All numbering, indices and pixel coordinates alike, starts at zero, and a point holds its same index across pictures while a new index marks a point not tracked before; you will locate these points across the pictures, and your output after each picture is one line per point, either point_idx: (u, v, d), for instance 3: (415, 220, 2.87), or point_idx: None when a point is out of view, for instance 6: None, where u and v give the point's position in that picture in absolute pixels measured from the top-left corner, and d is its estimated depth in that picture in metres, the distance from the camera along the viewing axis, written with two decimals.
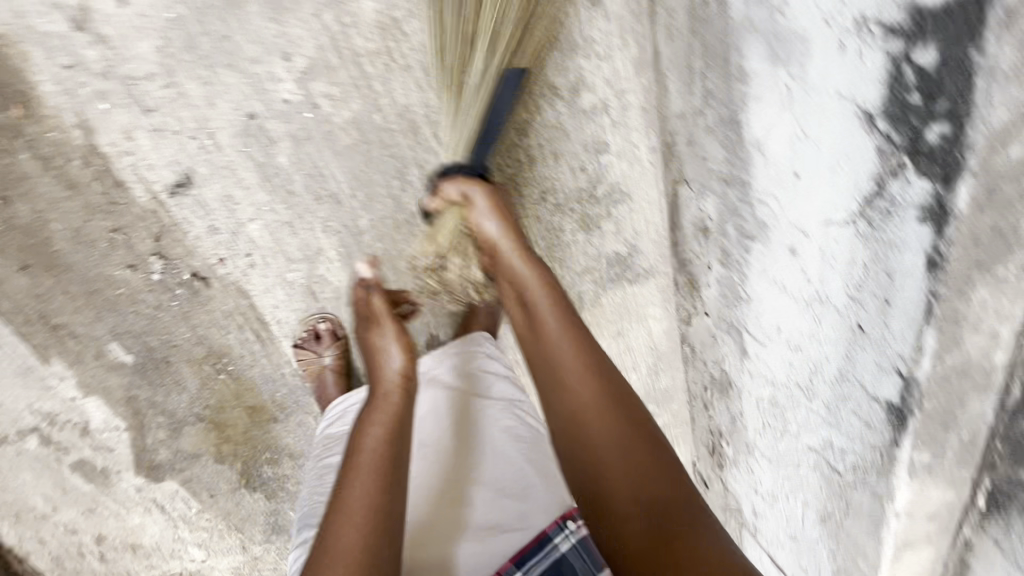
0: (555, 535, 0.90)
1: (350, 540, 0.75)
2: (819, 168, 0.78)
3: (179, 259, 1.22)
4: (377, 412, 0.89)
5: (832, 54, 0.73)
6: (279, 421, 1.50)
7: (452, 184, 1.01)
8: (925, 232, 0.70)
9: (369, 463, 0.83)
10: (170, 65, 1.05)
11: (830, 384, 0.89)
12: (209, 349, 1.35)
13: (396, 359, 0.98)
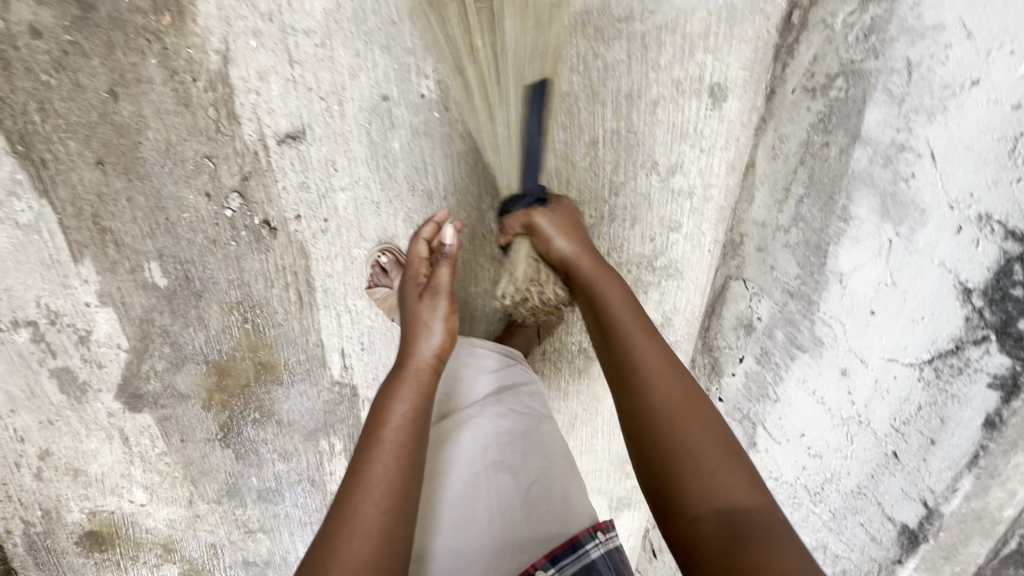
0: (587, 541, 0.87)
1: (362, 515, 0.74)
2: (899, 314, 0.90)
3: (256, 202, 1.22)
4: (403, 390, 0.85)
5: (946, 233, 0.82)
6: (282, 385, 1.47)
7: (514, 217, 1.06)
8: (991, 396, 0.82)
9: (390, 439, 0.80)
10: (331, 29, 1.08)
11: (845, 494, 1.07)
12: (246, 297, 1.33)
13: (436, 339, 0.90)
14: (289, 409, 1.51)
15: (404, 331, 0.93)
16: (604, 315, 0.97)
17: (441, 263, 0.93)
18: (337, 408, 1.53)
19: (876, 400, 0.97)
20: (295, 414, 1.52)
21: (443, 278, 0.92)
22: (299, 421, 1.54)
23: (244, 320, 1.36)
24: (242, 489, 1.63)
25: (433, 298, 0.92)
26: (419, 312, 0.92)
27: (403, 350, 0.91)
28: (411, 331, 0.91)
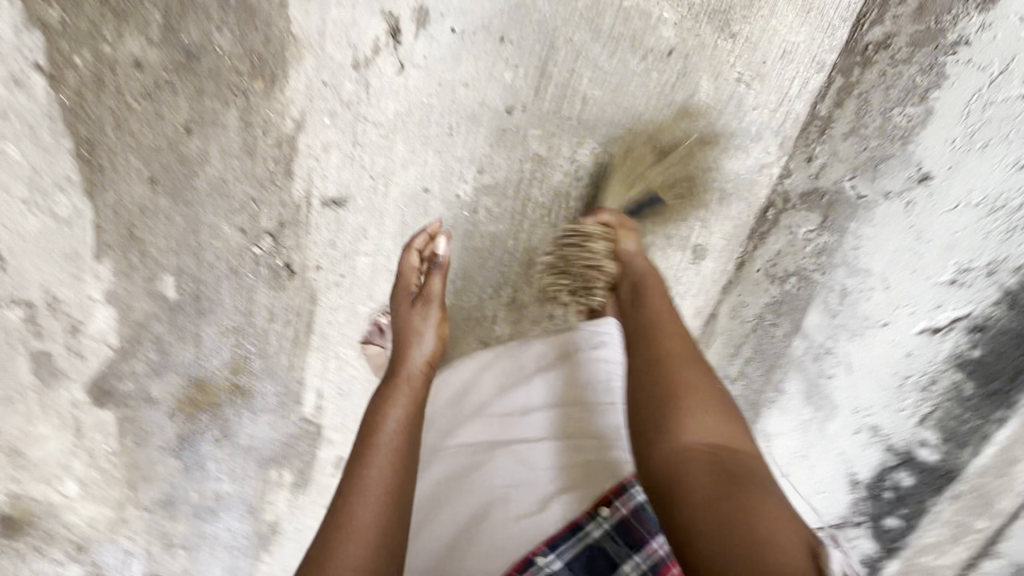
0: (629, 487, 0.89)
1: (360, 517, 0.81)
2: (871, 396, 1.38)
3: (285, 247, 1.34)
4: (393, 398, 0.99)
5: (913, 345, 1.30)
6: (252, 411, 1.53)
7: (420, 232, 1.19)
8: (902, 470, 1.45)
9: (387, 446, 0.91)
10: (397, 126, 1.25)
11: (857, 539, 1.60)
12: (246, 326, 1.41)
13: (427, 347, 1.10)
14: (249, 436, 1.56)
15: (397, 344, 1.11)
16: (649, 318, 1.01)
17: (434, 273, 1.16)
18: (296, 444, 1.60)
19: (848, 431, 1.44)
20: (255, 441, 1.58)
21: (436, 292, 1.15)
22: (257, 449, 1.59)
23: (236, 346, 1.44)
24: (176, 504, 1.63)
25: (425, 309, 1.13)
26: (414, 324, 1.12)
27: (395, 364, 1.07)
28: (405, 345, 1.10)
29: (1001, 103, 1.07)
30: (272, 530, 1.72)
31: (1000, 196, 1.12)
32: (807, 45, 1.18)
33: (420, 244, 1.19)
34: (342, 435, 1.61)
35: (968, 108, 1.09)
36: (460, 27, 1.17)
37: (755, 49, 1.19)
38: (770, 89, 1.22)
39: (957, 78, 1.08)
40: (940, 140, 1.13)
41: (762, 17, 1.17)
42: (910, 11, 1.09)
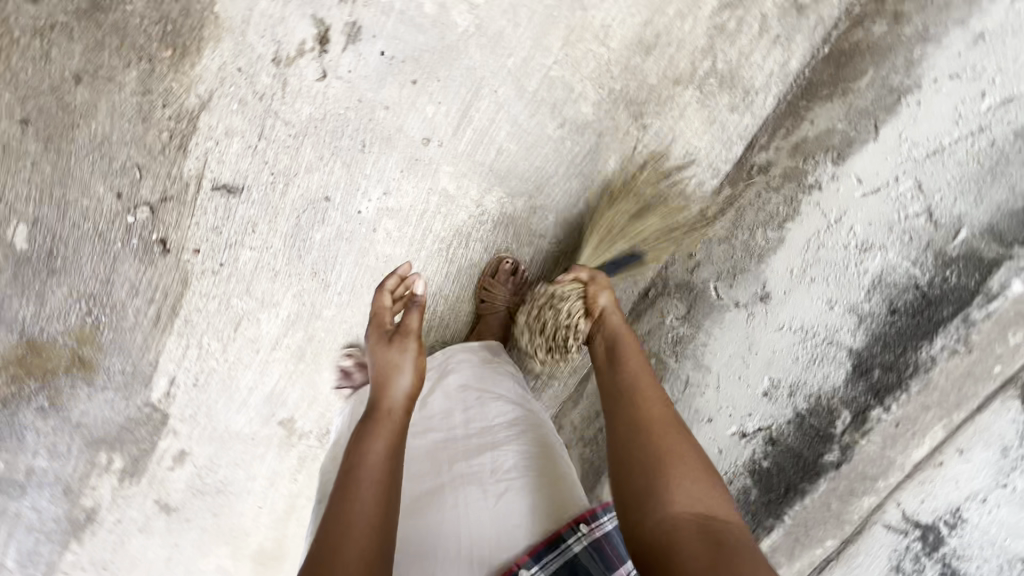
0: (567, 536, 0.95)
1: (346, 554, 0.82)
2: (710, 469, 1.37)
3: (163, 224, 1.27)
4: (378, 427, 0.99)
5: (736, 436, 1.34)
6: (89, 384, 1.41)
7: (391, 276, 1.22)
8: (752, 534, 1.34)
9: (361, 478, 0.91)
10: (308, 130, 1.23)
11: None
12: (100, 296, 1.32)
13: (406, 380, 1.08)
14: (83, 410, 1.44)
15: (376, 376, 1.10)
16: (622, 359, 1.09)
17: (411, 309, 1.16)
18: (136, 430, 1.49)
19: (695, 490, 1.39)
20: (89, 416, 1.45)
21: (412, 325, 1.14)
22: (88, 426, 1.46)
23: (85, 316, 1.34)
24: None
25: (403, 342, 1.12)
26: (391, 358, 1.10)
27: (376, 397, 1.06)
28: (383, 380, 1.08)
29: (832, 247, 1.22)
30: (86, 519, 1.58)
31: (820, 334, 1.24)
32: (701, 155, 1.33)
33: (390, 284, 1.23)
34: (188, 429, 1.52)
35: (807, 247, 1.24)
36: (391, 52, 1.19)
37: (656, 145, 1.33)
38: (668, 184, 1.36)
39: (807, 217, 1.24)
40: (784, 271, 1.26)
41: (668, 120, 1.31)
42: (789, 148, 1.27)
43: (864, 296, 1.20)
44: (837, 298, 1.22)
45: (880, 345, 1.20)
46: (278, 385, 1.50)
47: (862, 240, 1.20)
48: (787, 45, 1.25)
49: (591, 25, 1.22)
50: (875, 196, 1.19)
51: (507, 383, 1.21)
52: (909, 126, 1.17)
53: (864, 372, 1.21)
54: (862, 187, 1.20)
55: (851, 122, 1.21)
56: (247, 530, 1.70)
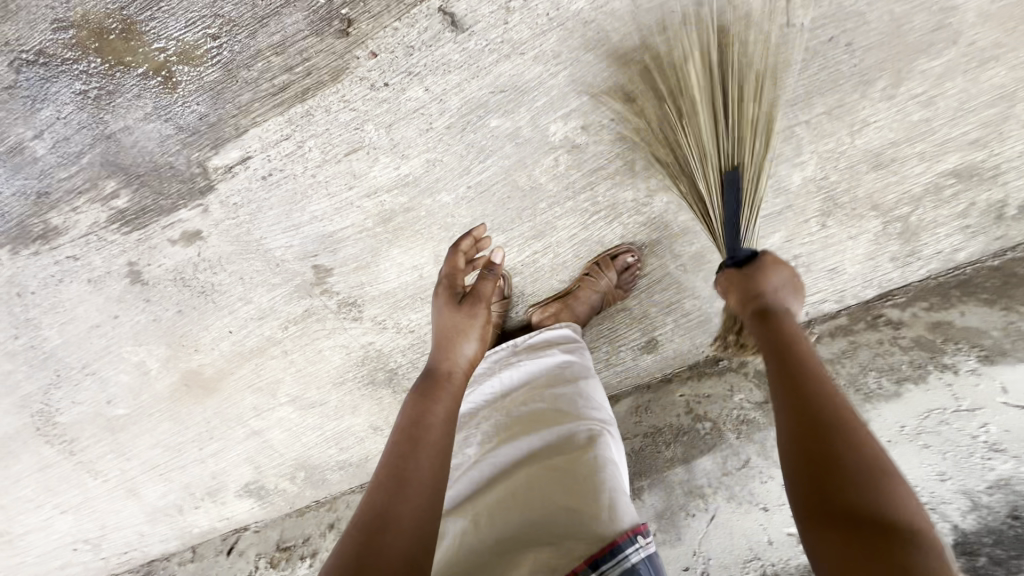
0: (627, 547, 0.85)
1: (401, 505, 0.85)
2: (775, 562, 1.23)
3: (362, 4, 1.10)
4: (441, 391, 1.02)
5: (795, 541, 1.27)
6: (155, 106, 1.18)
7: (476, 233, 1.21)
8: None
9: (418, 427, 0.94)
10: (565, 22, 1.11)
11: None
12: (241, 28, 1.11)
13: (473, 347, 1.09)
14: (125, 124, 1.20)
15: (438, 338, 1.11)
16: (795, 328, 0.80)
17: (487, 278, 1.15)
18: (166, 182, 1.26)
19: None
20: (127, 135, 1.21)
21: (485, 290, 1.13)
22: (119, 144, 1.22)
23: (207, 36, 1.12)
24: None
25: (472, 308, 1.11)
26: (459, 323, 1.10)
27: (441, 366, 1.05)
28: (449, 339, 1.08)
29: (956, 429, 1.19)
30: (39, 234, 1.32)
31: (921, 496, 1.19)
32: (844, 276, 1.37)
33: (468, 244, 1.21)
34: (220, 216, 1.31)
35: (926, 414, 1.21)
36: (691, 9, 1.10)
37: (819, 247, 1.35)
38: (803, 282, 1.38)
39: (934, 389, 1.22)
40: (892, 423, 1.24)
41: (845, 232, 1.33)
42: (928, 320, 1.30)
43: (984, 488, 1.14)
44: (951, 476, 1.17)
45: (992, 537, 1.13)
46: (342, 232, 1.34)
47: (994, 441, 1.15)
48: (971, 235, 1.31)
49: (857, 112, 1.20)
50: (1019, 411, 1.14)
51: (587, 383, 1.16)
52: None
53: (967, 553, 1.14)
54: (1005, 396, 1.16)
55: (1010, 334, 1.20)
56: (197, 346, 1.49)
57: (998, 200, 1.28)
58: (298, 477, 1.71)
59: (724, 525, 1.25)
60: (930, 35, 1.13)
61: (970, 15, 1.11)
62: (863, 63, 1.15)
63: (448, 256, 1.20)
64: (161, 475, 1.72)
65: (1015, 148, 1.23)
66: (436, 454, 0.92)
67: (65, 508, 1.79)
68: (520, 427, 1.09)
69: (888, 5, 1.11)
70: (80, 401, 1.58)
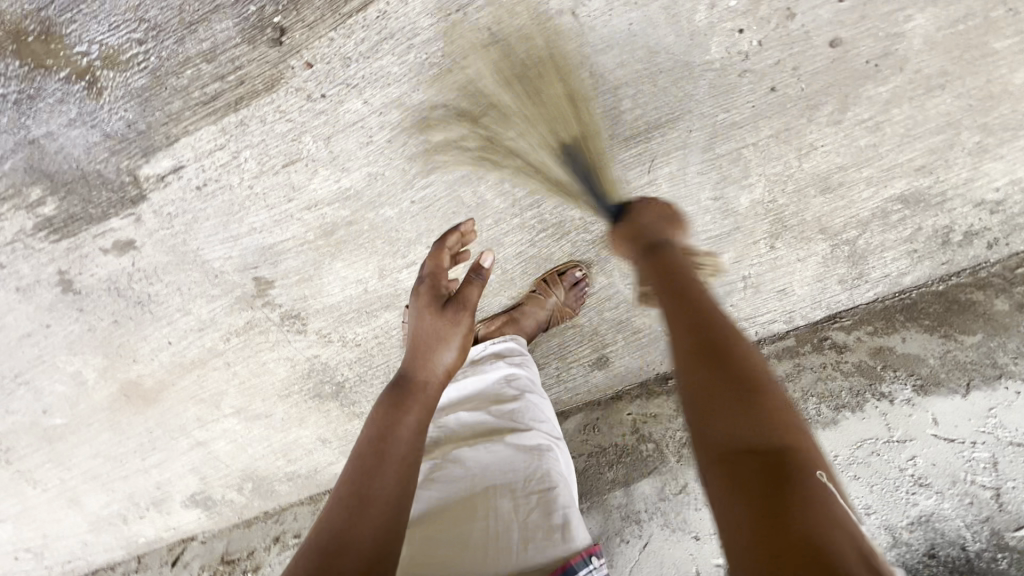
0: (579, 568, 0.85)
1: (360, 528, 0.83)
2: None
3: (295, 13, 1.06)
4: (415, 403, 0.99)
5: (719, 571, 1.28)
6: (80, 111, 1.13)
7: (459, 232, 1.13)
8: None
9: (387, 439, 0.93)
10: (507, 37, 1.08)
11: None
12: (167, 33, 1.07)
13: (449, 357, 1.06)
14: (48, 130, 1.15)
15: (416, 346, 1.06)
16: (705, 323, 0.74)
17: (473, 285, 1.10)
18: (95, 190, 1.21)
19: None
20: (51, 141, 1.16)
21: (470, 297, 1.09)
22: (42, 150, 1.17)
23: (132, 40, 1.08)
24: None
25: (456, 316, 1.08)
26: (439, 329, 1.07)
27: (416, 373, 1.03)
28: (426, 349, 1.05)
29: (885, 460, 1.22)
30: None
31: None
32: (792, 298, 1.37)
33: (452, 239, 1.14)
34: (153, 226, 1.26)
35: (859, 444, 1.24)
36: (637, 28, 1.07)
37: (768, 269, 1.34)
38: (751, 302, 1.38)
39: (869, 420, 1.25)
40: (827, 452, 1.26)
41: (793, 254, 1.33)
42: (871, 345, 1.31)
43: (905, 523, 1.18)
44: (876, 510, 1.20)
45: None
46: (282, 244, 1.30)
47: (919, 474, 1.18)
48: (916, 259, 1.32)
49: (803, 136, 1.19)
50: (945, 444, 1.18)
51: (534, 397, 1.13)
52: (1002, 408, 1.17)
53: None
54: (935, 429, 1.20)
55: (944, 365, 1.23)
56: (135, 356, 1.45)
57: (944, 226, 1.28)
58: (246, 487, 1.68)
59: (655, 553, 1.27)
60: (877, 61, 1.12)
61: (917, 42, 1.10)
62: (811, 88, 1.14)
63: (432, 252, 1.14)
64: (103, 484, 1.68)
65: (960, 175, 1.23)
66: (403, 473, 0.90)
67: (5, 517, 1.75)
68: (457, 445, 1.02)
69: (835, 29, 1.09)
70: (14, 410, 1.53)
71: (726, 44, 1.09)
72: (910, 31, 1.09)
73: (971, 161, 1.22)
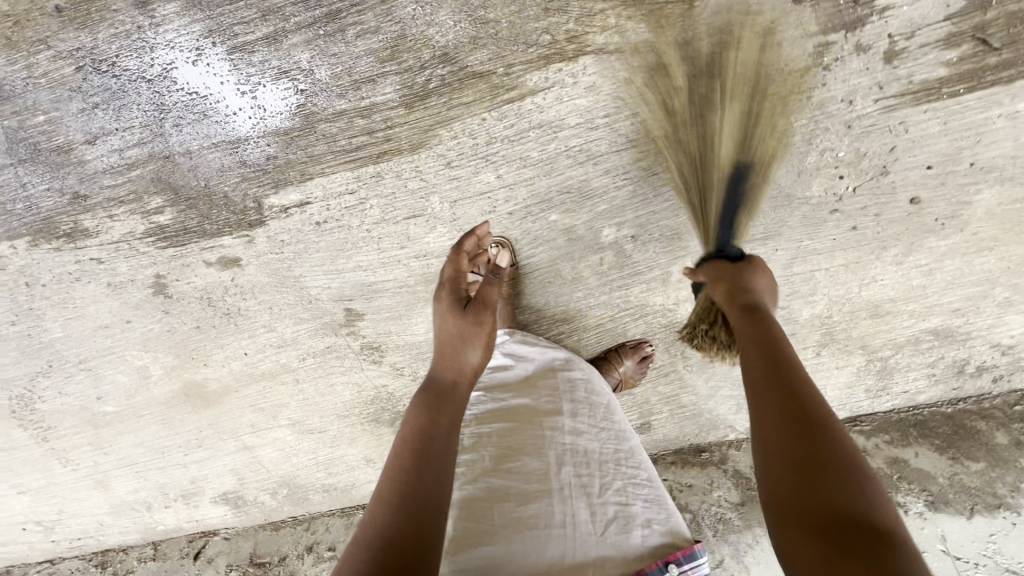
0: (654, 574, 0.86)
1: (409, 535, 0.79)
2: None
3: (455, 91, 1.12)
4: (446, 401, 0.97)
5: None
6: (224, 138, 1.16)
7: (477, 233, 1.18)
8: None
9: (425, 438, 0.91)
10: (641, 146, 1.19)
11: None
12: (330, 86, 1.11)
13: (478, 355, 1.05)
14: (187, 148, 1.17)
15: (443, 344, 1.05)
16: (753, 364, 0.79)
17: (491, 287, 1.12)
18: (216, 209, 1.25)
19: None
20: (186, 159, 1.18)
21: (491, 295, 1.11)
22: (175, 166, 1.19)
23: (292, 88, 1.11)
24: None
25: (478, 316, 1.08)
26: (465, 329, 1.06)
27: (448, 367, 1.02)
28: (452, 350, 1.05)
29: None
30: (63, 232, 1.27)
31: None
32: (823, 398, 1.54)
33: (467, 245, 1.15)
34: (263, 249, 1.30)
35: None
36: (754, 159, 1.20)
37: (810, 371, 1.51)
38: None
39: None
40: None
41: (834, 362, 1.49)
42: (887, 454, 1.52)
43: None
44: None
45: None
46: (382, 284, 1.36)
47: None
48: (933, 381, 1.51)
49: (869, 269, 1.35)
50: (952, 560, 1.41)
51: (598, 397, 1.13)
52: (1000, 535, 1.39)
53: None
54: (943, 543, 1.42)
55: (952, 486, 1.45)
56: (207, 361, 1.48)
57: (962, 360, 1.47)
58: (280, 492, 1.73)
59: None
60: (944, 221, 1.29)
61: (980, 211, 1.27)
62: (885, 232, 1.30)
63: (453, 256, 1.15)
64: (136, 472, 1.69)
65: (986, 320, 1.43)
66: (443, 464, 0.89)
67: (25, 489, 1.73)
68: (524, 435, 1.02)
69: (919, 189, 1.24)
70: (67, 392, 1.52)
71: (826, 187, 1.23)
72: (977, 201, 1.26)
73: (997, 310, 1.41)
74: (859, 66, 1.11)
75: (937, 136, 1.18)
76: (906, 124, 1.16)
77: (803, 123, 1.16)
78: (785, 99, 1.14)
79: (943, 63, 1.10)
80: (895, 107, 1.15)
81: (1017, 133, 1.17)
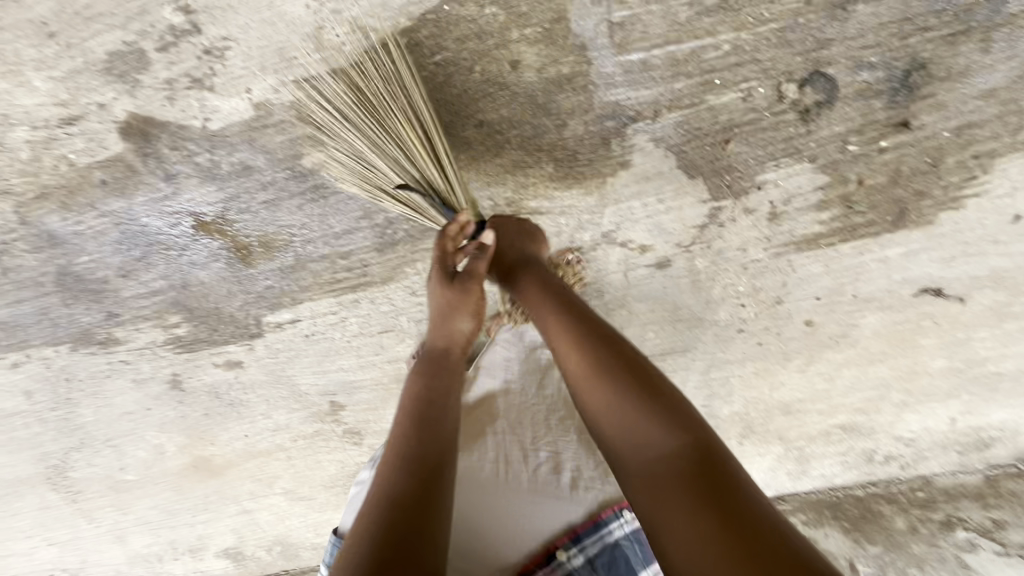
0: (613, 521, 1.04)
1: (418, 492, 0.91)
2: None
3: (417, 240, 1.38)
4: (445, 377, 1.12)
5: None
6: (230, 273, 1.43)
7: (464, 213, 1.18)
8: None
9: (429, 407, 1.05)
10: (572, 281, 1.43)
11: None
12: (316, 235, 1.37)
13: (467, 324, 1.18)
14: (201, 281, 1.44)
15: (436, 316, 1.17)
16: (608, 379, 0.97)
17: (483, 259, 1.17)
18: (222, 325, 1.51)
19: None
20: (200, 288, 1.45)
21: (480, 269, 1.17)
22: (190, 293, 1.46)
23: (286, 237, 1.38)
24: (110, 229, 1.37)
25: (471, 288, 1.16)
26: (456, 299, 1.16)
27: (438, 332, 1.16)
28: (441, 322, 1.17)
29: None
30: (99, 341, 1.54)
31: None
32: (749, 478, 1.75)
33: (453, 225, 1.17)
34: (261, 355, 1.56)
35: None
36: (668, 290, 1.44)
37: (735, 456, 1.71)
38: None
39: None
40: None
41: (755, 450, 1.70)
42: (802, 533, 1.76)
43: None
44: None
45: None
46: (361, 382, 1.60)
47: None
48: (846, 467, 1.70)
49: (777, 376, 1.56)
50: None
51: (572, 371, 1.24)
52: None
53: None
54: None
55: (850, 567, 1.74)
56: (213, 440, 1.73)
57: (869, 450, 1.67)
58: (274, 548, 1.96)
59: None
60: (837, 338, 1.50)
61: (867, 332, 1.49)
62: (786, 347, 1.52)
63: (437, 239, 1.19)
64: (150, 529, 1.94)
65: (887, 418, 1.62)
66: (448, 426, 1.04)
67: (53, 542, 1.99)
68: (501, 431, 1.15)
69: (812, 315, 1.46)
70: (94, 463, 1.79)
71: (731, 311, 1.46)
72: (863, 324, 1.48)
73: (895, 409, 1.60)
74: (748, 223, 1.34)
75: (820, 275, 1.41)
76: (794, 267, 1.39)
77: (707, 264, 1.40)
78: (690, 248, 1.38)
79: (817, 222, 1.33)
80: (782, 253, 1.38)
81: (888, 273, 1.40)
